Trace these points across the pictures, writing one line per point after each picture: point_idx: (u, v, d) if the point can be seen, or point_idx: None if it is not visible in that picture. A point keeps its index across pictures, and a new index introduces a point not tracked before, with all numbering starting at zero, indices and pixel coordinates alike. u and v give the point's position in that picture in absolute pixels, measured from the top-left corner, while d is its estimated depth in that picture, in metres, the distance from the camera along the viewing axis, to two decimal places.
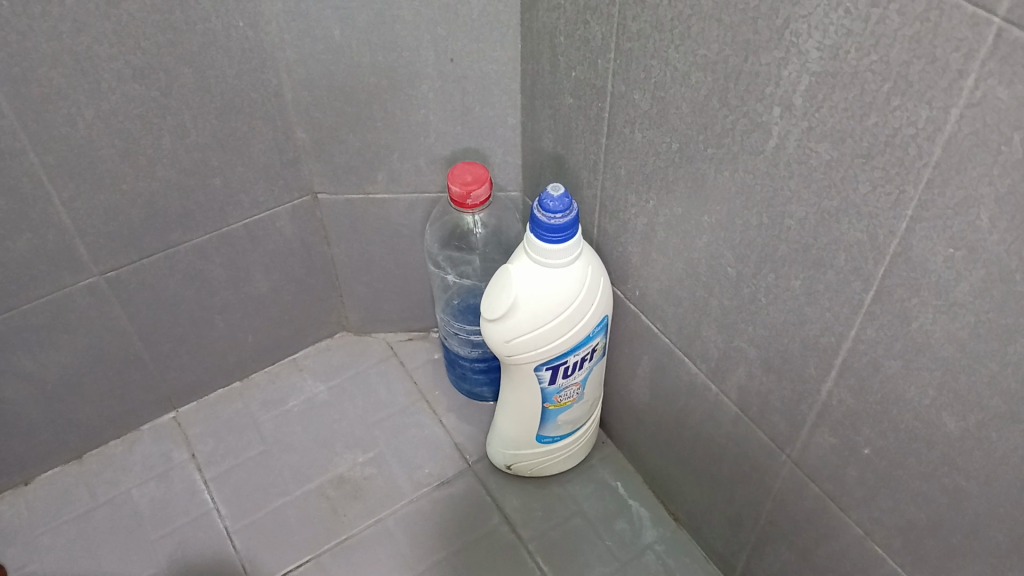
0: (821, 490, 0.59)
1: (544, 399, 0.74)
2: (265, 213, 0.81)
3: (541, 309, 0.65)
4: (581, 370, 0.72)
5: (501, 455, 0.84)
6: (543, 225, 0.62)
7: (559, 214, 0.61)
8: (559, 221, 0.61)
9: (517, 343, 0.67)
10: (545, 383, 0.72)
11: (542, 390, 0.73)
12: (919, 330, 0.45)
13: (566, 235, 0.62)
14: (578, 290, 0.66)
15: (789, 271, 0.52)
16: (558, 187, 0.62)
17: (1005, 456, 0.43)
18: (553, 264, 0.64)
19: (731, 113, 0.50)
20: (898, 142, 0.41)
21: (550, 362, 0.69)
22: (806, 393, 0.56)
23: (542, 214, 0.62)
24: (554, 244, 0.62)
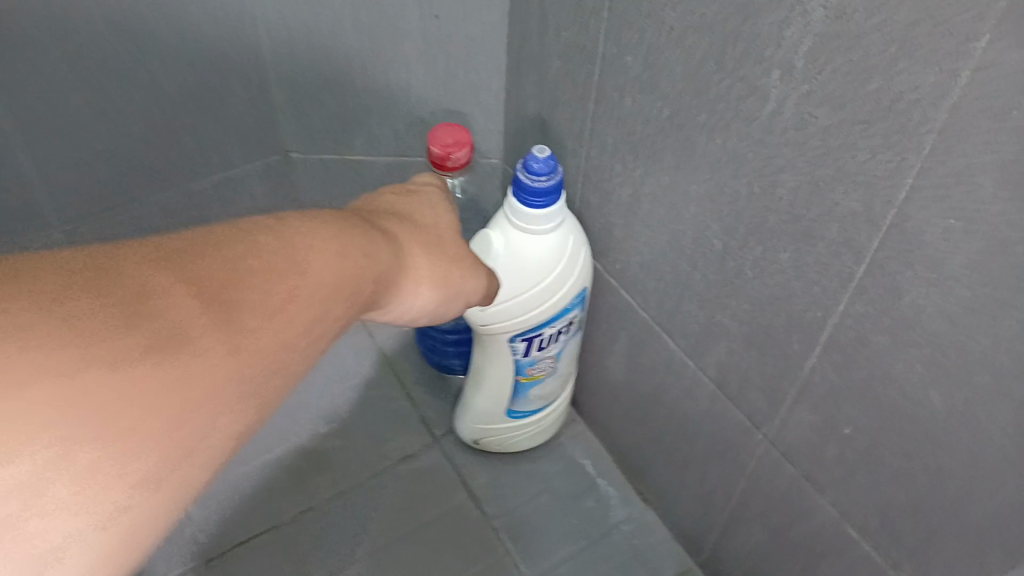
0: (797, 470, 0.58)
1: (516, 372, 0.72)
2: (237, 172, 0.79)
3: (516, 276, 0.64)
4: (556, 344, 0.71)
5: (470, 429, 0.82)
6: (526, 187, 0.60)
7: (543, 177, 0.59)
8: (541, 185, 0.59)
9: (493, 311, 0.66)
10: (518, 355, 0.70)
11: (514, 362, 0.71)
12: (910, 304, 0.44)
13: (549, 200, 0.60)
14: (556, 261, 0.64)
15: (778, 243, 0.51)
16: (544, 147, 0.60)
17: (991, 435, 0.43)
18: (531, 229, 0.62)
19: (726, 77, 0.49)
20: (902, 107, 0.40)
21: (525, 333, 0.68)
22: (788, 369, 0.55)
23: (526, 175, 0.59)
24: (537, 209, 0.61)
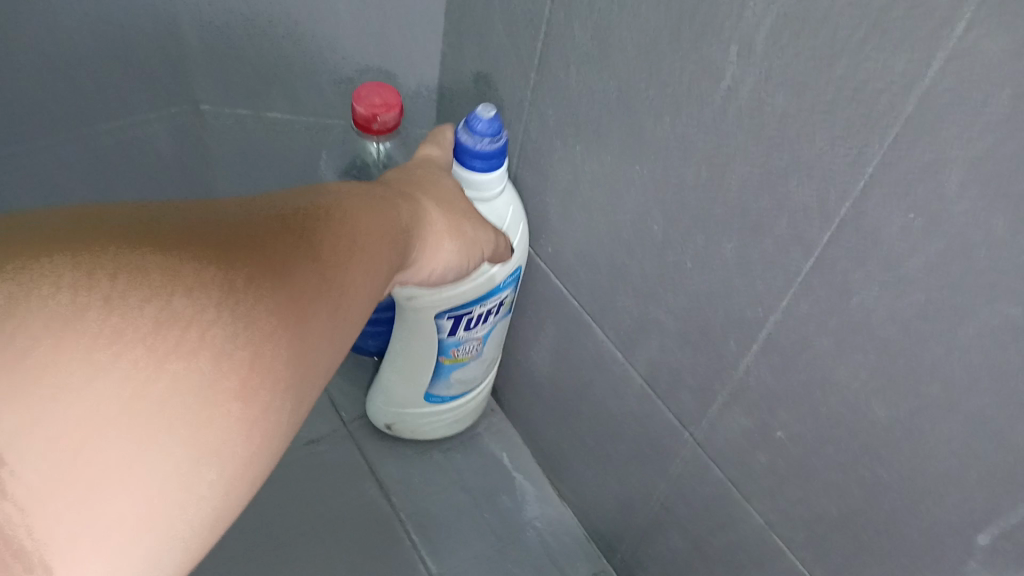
0: (724, 476, 0.56)
1: (440, 351, 0.68)
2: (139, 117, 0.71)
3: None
4: (484, 325, 0.67)
5: (384, 414, 0.77)
6: (467, 145, 0.56)
7: (486, 136, 0.56)
8: (483, 144, 0.56)
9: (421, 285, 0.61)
10: (443, 334, 0.66)
11: (439, 342, 0.67)
12: (859, 307, 0.41)
13: (491, 163, 0.57)
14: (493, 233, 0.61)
15: (723, 235, 0.48)
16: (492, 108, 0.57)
17: (935, 450, 0.41)
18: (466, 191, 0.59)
19: (681, 53, 0.45)
20: (867, 95, 0.37)
21: (454, 310, 0.63)
22: (722, 370, 0.52)
23: (469, 133, 0.56)
24: (477, 168, 0.57)
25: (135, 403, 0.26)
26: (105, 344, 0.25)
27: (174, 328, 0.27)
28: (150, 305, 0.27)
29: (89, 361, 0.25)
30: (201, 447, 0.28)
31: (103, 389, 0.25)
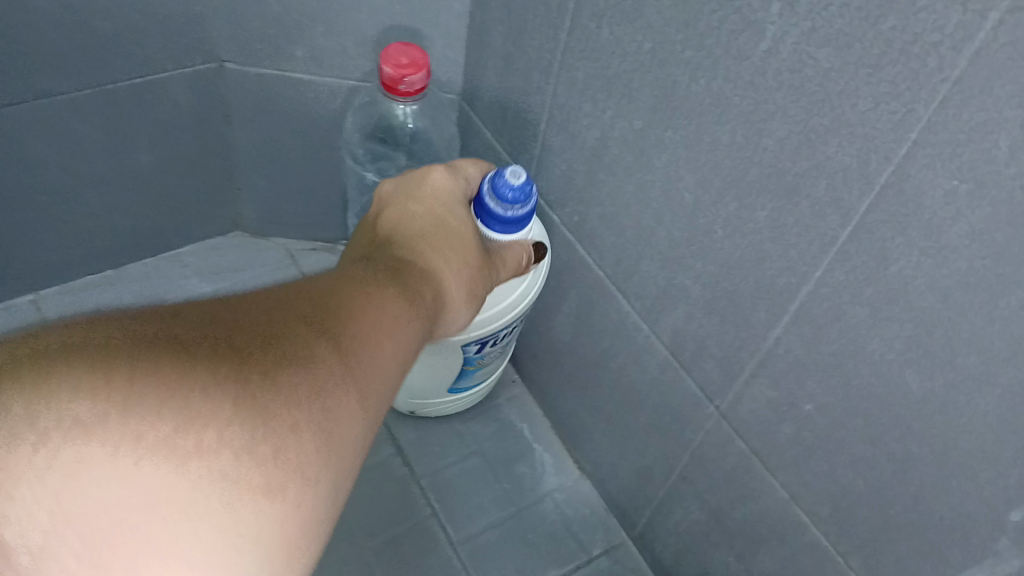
0: (748, 448, 0.55)
1: (463, 364, 0.68)
2: (160, 75, 0.70)
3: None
4: (505, 340, 0.67)
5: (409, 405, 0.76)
6: (498, 217, 0.56)
7: (518, 207, 0.55)
8: (515, 215, 0.56)
9: None
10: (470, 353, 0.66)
11: (463, 359, 0.67)
12: (897, 275, 0.40)
13: (516, 231, 0.57)
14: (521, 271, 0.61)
15: (756, 200, 0.46)
16: (521, 172, 0.55)
17: (969, 423, 0.39)
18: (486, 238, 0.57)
19: (720, 7, 0.43)
20: (917, 51, 0.35)
21: (480, 339, 0.64)
22: (749, 339, 0.51)
23: (500, 202, 0.55)
24: (504, 238, 0.57)
25: (169, 488, 0.28)
26: (129, 448, 0.28)
27: (189, 432, 0.29)
28: (163, 410, 0.29)
29: (110, 464, 0.28)
30: (241, 528, 0.30)
31: (133, 489, 0.28)
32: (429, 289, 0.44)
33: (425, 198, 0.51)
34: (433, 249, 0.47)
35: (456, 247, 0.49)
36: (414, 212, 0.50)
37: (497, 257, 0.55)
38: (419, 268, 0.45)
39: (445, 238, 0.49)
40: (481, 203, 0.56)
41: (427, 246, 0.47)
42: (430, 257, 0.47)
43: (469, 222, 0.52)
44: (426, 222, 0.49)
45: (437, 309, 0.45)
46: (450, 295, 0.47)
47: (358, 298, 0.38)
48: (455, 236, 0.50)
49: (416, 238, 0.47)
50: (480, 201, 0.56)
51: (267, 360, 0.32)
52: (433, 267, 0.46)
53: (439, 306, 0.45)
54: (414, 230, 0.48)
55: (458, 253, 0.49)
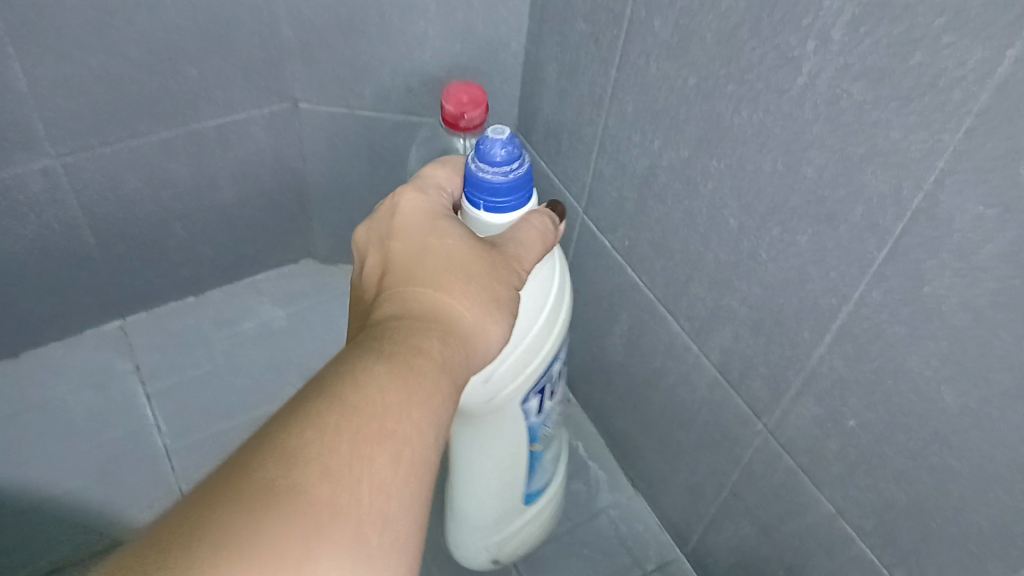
0: (795, 464, 0.57)
1: (530, 439, 0.63)
2: (240, 116, 0.76)
3: (532, 348, 0.54)
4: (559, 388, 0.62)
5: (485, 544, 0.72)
6: (501, 186, 0.48)
7: (516, 164, 0.48)
8: (517, 176, 0.48)
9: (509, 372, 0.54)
10: (530, 419, 0.60)
11: (528, 428, 0.61)
12: (931, 295, 0.42)
13: (524, 201, 0.50)
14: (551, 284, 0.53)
15: (799, 224, 0.49)
16: (504, 126, 0.49)
17: (1004, 436, 0.41)
18: (494, 230, 0.50)
19: (759, 45, 0.46)
20: (943, 85, 0.38)
21: (538, 384, 0.57)
22: (795, 358, 0.53)
23: (495, 166, 0.48)
24: (514, 214, 0.49)
25: None
26: None
27: None
28: None
29: None
30: None
31: None
32: (435, 339, 0.39)
33: (403, 228, 0.46)
34: (431, 288, 0.42)
35: (456, 269, 0.42)
36: (399, 249, 0.45)
37: (520, 236, 0.47)
38: (416, 323, 0.40)
39: (442, 265, 0.43)
40: (473, 181, 0.49)
41: (424, 285, 0.42)
42: (427, 300, 0.41)
43: (461, 229, 0.45)
44: (415, 256, 0.44)
45: (457, 352, 0.40)
46: (469, 330, 0.41)
47: (331, 390, 0.34)
48: (450, 257, 0.43)
49: (408, 282, 0.42)
50: (470, 180, 0.49)
51: (215, 513, 0.29)
52: (436, 313, 0.41)
53: (458, 351, 0.40)
54: (406, 271, 0.43)
55: (463, 277, 0.42)
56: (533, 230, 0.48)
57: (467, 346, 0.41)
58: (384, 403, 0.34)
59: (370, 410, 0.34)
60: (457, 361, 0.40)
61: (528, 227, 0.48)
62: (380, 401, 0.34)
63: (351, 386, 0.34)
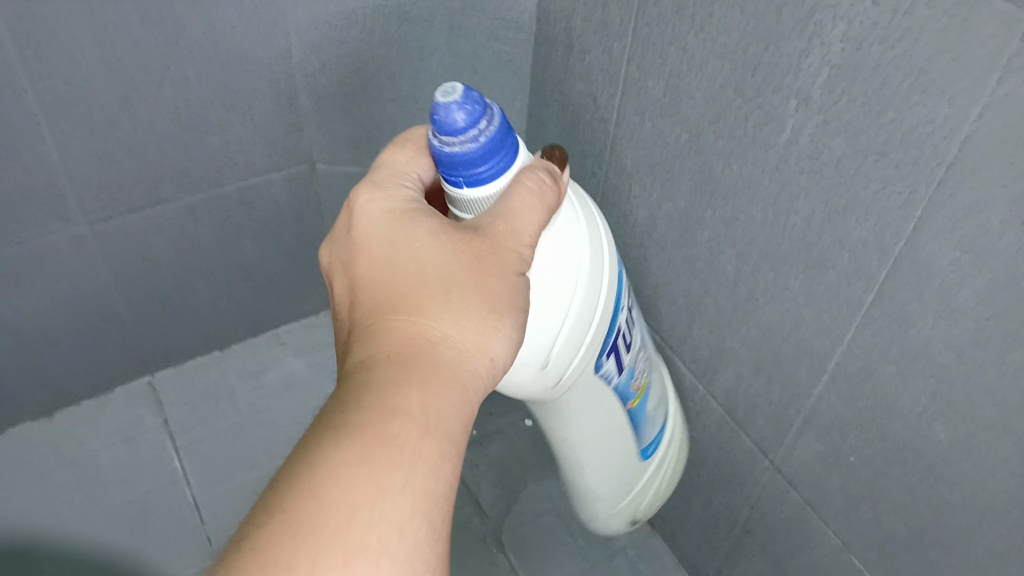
0: (802, 499, 0.59)
1: (621, 399, 0.61)
2: (260, 179, 0.80)
3: (581, 317, 0.52)
4: (632, 334, 0.59)
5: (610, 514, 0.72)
6: (477, 153, 0.43)
7: (483, 122, 0.43)
8: (489, 136, 0.43)
9: (566, 342, 0.52)
10: (613, 380, 0.59)
11: (615, 389, 0.60)
12: (917, 335, 0.44)
13: (508, 160, 0.45)
14: (578, 238, 0.50)
15: (791, 269, 0.51)
16: (454, 84, 0.42)
17: (993, 468, 0.43)
18: (489, 203, 0.45)
19: (745, 104, 0.49)
20: (915, 140, 0.40)
21: (605, 345, 0.56)
22: (795, 397, 0.55)
23: (461, 134, 0.42)
24: (503, 177, 0.44)
25: None
26: None
27: None
28: None
29: None
30: None
31: None
32: (410, 378, 0.35)
33: (362, 248, 0.41)
34: (404, 317, 0.37)
35: (426, 289, 0.38)
36: (365, 269, 0.40)
37: (513, 204, 0.42)
38: (389, 362, 0.36)
39: (411, 288, 0.38)
40: (446, 159, 0.44)
41: (393, 316, 0.38)
42: (400, 331, 0.37)
43: (435, 228, 0.40)
44: (379, 283, 0.39)
45: (446, 381, 0.36)
46: (456, 354, 0.37)
47: (294, 488, 0.31)
48: (418, 274, 0.39)
49: (379, 314, 0.38)
50: (442, 158, 0.44)
51: None
52: (412, 345, 0.37)
53: (446, 380, 0.36)
54: (374, 299, 0.39)
55: (436, 296, 0.38)
56: (529, 191, 0.43)
57: (457, 369, 0.37)
58: (355, 490, 0.32)
59: (342, 501, 0.31)
60: (447, 389, 0.36)
61: (522, 188, 0.43)
62: (351, 488, 0.32)
63: (317, 479, 0.31)
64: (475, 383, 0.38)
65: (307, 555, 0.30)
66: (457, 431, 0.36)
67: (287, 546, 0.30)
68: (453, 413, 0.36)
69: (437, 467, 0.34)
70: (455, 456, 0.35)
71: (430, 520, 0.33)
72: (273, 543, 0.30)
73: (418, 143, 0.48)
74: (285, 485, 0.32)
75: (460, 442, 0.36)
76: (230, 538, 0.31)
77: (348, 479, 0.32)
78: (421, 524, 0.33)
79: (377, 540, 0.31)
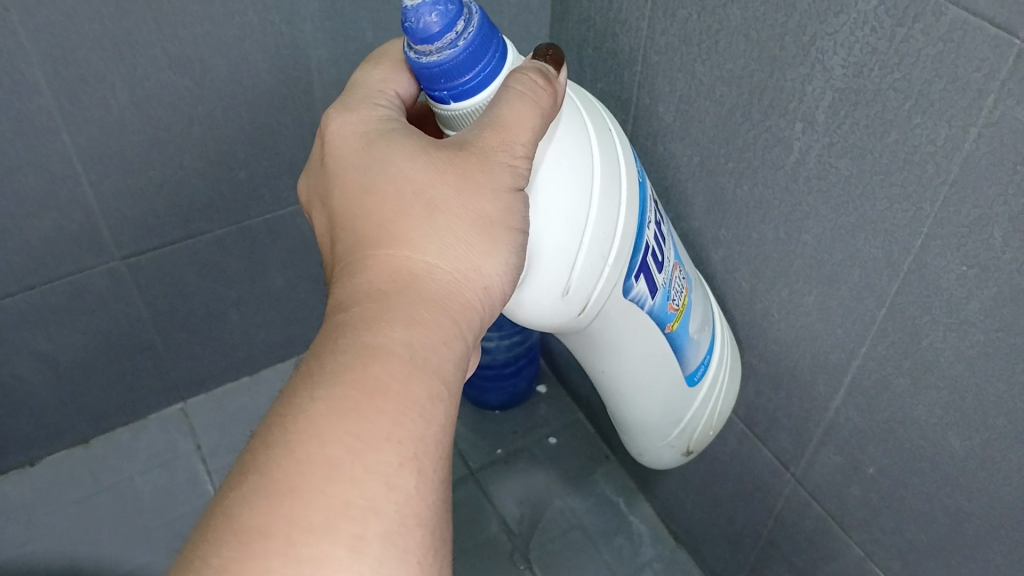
0: (824, 510, 0.60)
1: (661, 322, 0.53)
2: (286, 210, 0.83)
3: (600, 238, 0.46)
4: (666, 245, 0.53)
5: (666, 451, 0.64)
6: (457, 60, 0.40)
7: (460, 25, 0.39)
8: (468, 40, 0.40)
9: (591, 263, 0.46)
10: (647, 303, 0.52)
11: (651, 313, 0.52)
12: (929, 348, 0.45)
13: (494, 65, 0.42)
14: (583, 144, 0.45)
15: (804, 286, 0.52)
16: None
17: (1008, 477, 0.44)
18: (478, 114, 0.43)
19: (753, 127, 0.50)
20: (917, 159, 0.41)
21: (633, 266, 0.49)
22: (813, 411, 0.56)
23: (437, 41, 0.39)
24: (490, 84, 0.42)
25: None
26: None
27: None
28: None
29: None
30: None
31: None
32: (392, 317, 0.35)
33: (342, 179, 0.41)
34: (388, 251, 0.38)
35: (409, 218, 0.38)
36: (343, 205, 0.40)
37: (502, 113, 0.40)
38: (370, 300, 0.36)
39: (391, 220, 0.38)
40: (426, 72, 0.41)
41: (376, 251, 0.38)
42: (382, 267, 0.37)
43: (408, 151, 0.39)
44: (359, 218, 0.39)
45: (433, 313, 0.36)
46: (444, 284, 0.37)
47: (271, 445, 0.31)
48: (399, 201, 0.38)
49: (362, 250, 0.38)
50: (422, 71, 0.41)
51: None
52: (396, 280, 0.37)
53: (433, 313, 0.36)
54: (356, 236, 0.39)
55: (418, 230, 0.38)
56: (521, 96, 0.40)
57: (446, 300, 0.37)
58: (334, 442, 0.32)
59: (320, 455, 0.31)
60: (433, 322, 0.36)
61: (513, 95, 0.40)
62: (329, 440, 0.32)
63: (294, 436, 0.31)
64: (468, 312, 0.38)
65: (284, 514, 0.30)
66: (447, 367, 0.36)
67: (264, 508, 0.30)
68: (441, 347, 0.36)
69: (424, 407, 0.34)
70: (445, 394, 0.35)
71: (418, 465, 0.33)
72: (248, 505, 0.30)
73: (396, 60, 0.47)
74: (264, 441, 0.32)
75: (450, 377, 0.36)
76: (212, 497, 0.31)
77: (326, 430, 0.32)
78: (411, 477, 0.33)
79: (360, 493, 0.31)
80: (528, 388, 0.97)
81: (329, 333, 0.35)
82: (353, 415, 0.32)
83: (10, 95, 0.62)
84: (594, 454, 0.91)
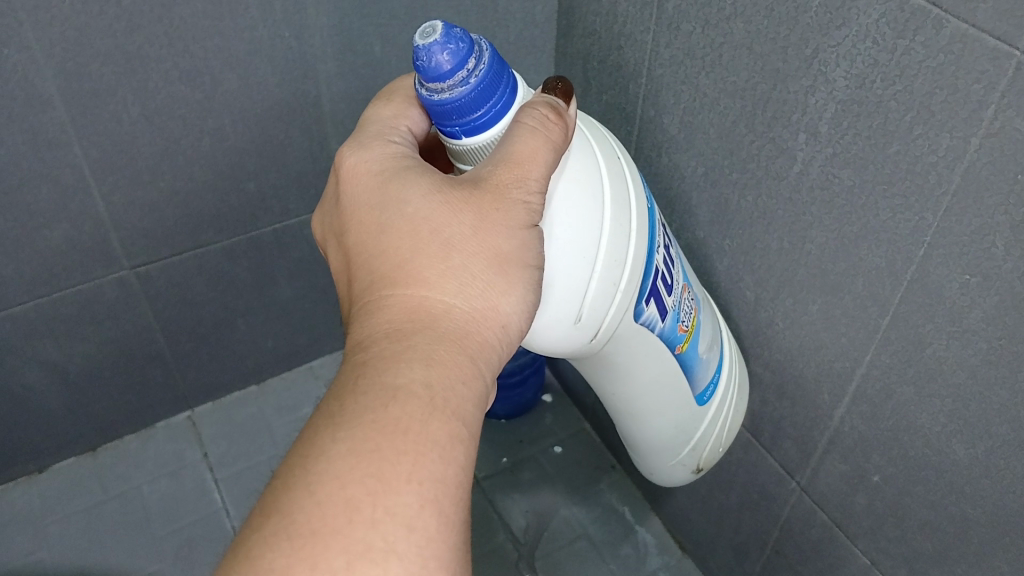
0: (829, 518, 0.60)
1: (672, 344, 0.54)
2: (294, 220, 0.83)
3: (613, 267, 0.46)
4: (676, 268, 0.53)
5: (677, 471, 0.64)
6: (469, 97, 0.41)
7: (470, 62, 0.40)
8: (480, 76, 0.41)
9: (603, 295, 0.47)
10: (658, 326, 0.52)
11: (664, 335, 0.53)
12: (932, 357, 0.46)
13: (505, 100, 0.42)
14: (595, 176, 0.46)
15: (809, 296, 0.53)
16: (434, 24, 0.40)
17: (1012, 484, 0.44)
18: (490, 148, 0.43)
19: (757, 138, 0.51)
20: (920, 170, 0.42)
21: (646, 291, 0.50)
22: (818, 419, 0.57)
23: (449, 79, 0.40)
24: (502, 120, 0.43)
25: None
26: None
27: None
28: None
29: None
30: None
31: None
32: (410, 356, 0.37)
33: (357, 218, 0.42)
34: (404, 291, 0.39)
35: (424, 259, 0.39)
36: (358, 245, 0.41)
37: (515, 148, 0.40)
38: (389, 340, 0.37)
39: (408, 261, 0.39)
40: (438, 109, 0.42)
41: (394, 292, 0.39)
42: (400, 306, 0.39)
43: (422, 190, 0.40)
44: (376, 258, 0.40)
45: (450, 353, 0.37)
46: (460, 325, 0.39)
47: (293, 488, 0.32)
48: (415, 241, 0.39)
49: (378, 291, 0.40)
50: (434, 108, 0.42)
51: None
52: (414, 319, 0.38)
53: (450, 352, 0.37)
54: (373, 276, 0.40)
55: (435, 270, 0.39)
56: (532, 131, 0.41)
57: (462, 340, 0.38)
58: (354, 484, 0.33)
59: (341, 497, 0.32)
60: (449, 361, 0.37)
61: (524, 129, 0.41)
62: (350, 482, 0.33)
63: (316, 477, 0.33)
64: (486, 351, 0.39)
65: (306, 557, 0.31)
66: (464, 406, 0.37)
67: (285, 548, 0.31)
68: (459, 387, 0.37)
69: (444, 448, 0.35)
70: (464, 433, 0.36)
71: (438, 506, 0.34)
72: (271, 547, 0.31)
73: (405, 95, 0.48)
74: (286, 484, 0.33)
75: (468, 414, 0.37)
76: (237, 535, 0.32)
77: (348, 472, 0.33)
78: (431, 516, 0.33)
79: (380, 534, 0.32)
80: (534, 398, 0.97)
81: (348, 376, 0.37)
82: (371, 456, 0.33)
83: (23, 108, 0.63)
84: (600, 464, 0.92)
